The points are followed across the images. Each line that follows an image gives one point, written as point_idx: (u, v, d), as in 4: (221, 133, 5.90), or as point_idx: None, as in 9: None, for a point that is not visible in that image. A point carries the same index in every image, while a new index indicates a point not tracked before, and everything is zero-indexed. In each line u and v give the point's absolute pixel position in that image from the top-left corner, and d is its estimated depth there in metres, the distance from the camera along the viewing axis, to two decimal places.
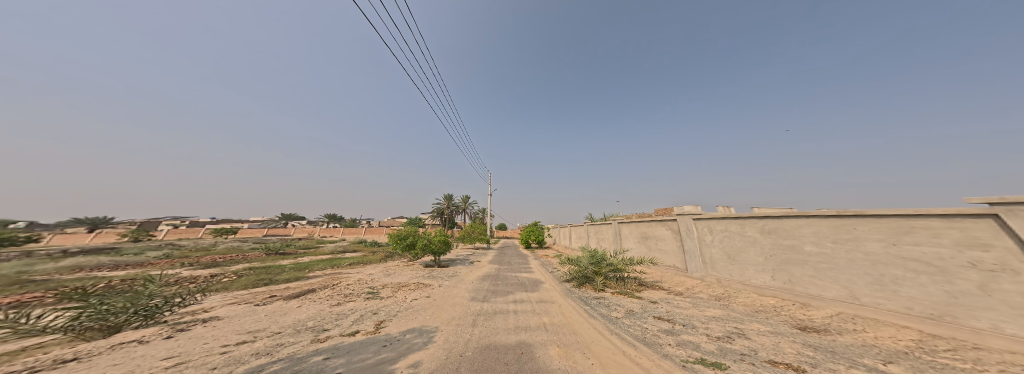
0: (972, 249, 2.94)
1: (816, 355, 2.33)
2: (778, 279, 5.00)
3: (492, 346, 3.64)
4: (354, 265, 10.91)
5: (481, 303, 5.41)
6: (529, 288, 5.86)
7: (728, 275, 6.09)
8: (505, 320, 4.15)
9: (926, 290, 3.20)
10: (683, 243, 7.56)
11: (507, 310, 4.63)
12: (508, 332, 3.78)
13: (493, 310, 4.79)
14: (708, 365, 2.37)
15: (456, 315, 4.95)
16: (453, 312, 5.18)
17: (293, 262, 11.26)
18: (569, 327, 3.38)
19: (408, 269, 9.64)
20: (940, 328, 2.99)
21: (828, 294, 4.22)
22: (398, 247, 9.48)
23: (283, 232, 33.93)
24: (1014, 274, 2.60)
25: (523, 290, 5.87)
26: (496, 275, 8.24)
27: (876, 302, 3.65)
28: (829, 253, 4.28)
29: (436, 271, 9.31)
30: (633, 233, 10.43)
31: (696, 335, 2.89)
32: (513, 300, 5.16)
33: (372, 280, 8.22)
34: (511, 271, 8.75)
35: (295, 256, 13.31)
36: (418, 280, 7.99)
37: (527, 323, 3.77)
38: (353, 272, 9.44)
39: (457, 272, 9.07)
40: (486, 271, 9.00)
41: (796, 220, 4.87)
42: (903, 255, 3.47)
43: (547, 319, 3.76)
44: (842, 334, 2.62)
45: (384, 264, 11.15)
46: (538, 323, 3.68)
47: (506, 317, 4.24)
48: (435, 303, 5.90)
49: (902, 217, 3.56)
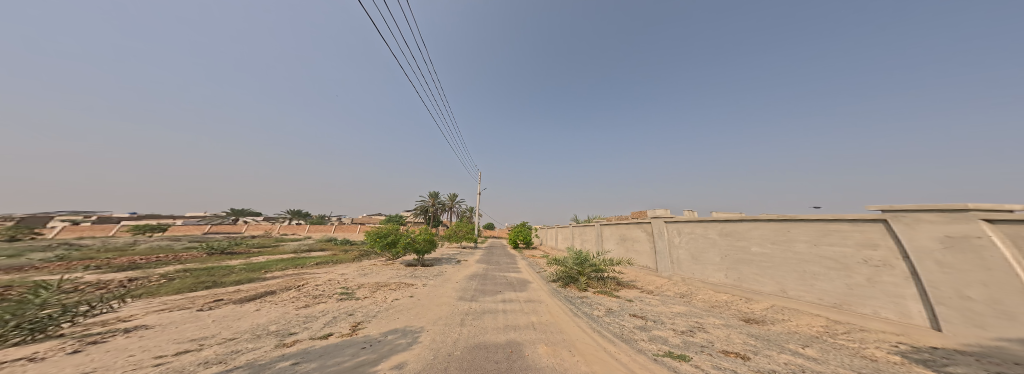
0: (865, 248, 3.88)
1: (757, 343, 2.85)
2: (731, 277, 5.89)
3: (482, 345, 3.75)
4: (322, 265, 10.00)
5: (469, 303, 5.45)
6: (517, 288, 6.04)
7: (691, 274, 6.95)
8: (495, 320, 4.27)
9: (834, 284, 4.13)
10: (656, 244, 8.38)
11: (495, 309, 4.77)
12: (497, 331, 3.91)
13: (483, 310, 4.86)
14: (676, 357, 2.76)
15: (442, 314, 4.98)
16: (439, 311, 5.17)
17: (243, 262, 9.92)
18: (556, 327, 3.60)
19: (387, 269, 9.17)
20: (841, 315, 3.94)
21: (766, 289, 5.13)
22: (378, 247, 8.84)
23: (230, 229, 29.64)
24: (891, 269, 3.59)
25: (511, 289, 6.02)
26: (484, 275, 8.26)
27: (800, 294, 4.56)
28: (768, 252, 5.16)
29: (419, 271, 9.02)
30: (614, 235, 11.25)
31: (664, 330, 3.30)
32: (503, 299, 5.28)
33: (346, 280, 7.68)
34: (500, 271, 8.82)
35: (246, 256, 11.71)
36: (399, 280, 7.69)
37: (517, 322, 3.95)
38: (320, 272, 8.64)
39: (441, 272, 8.89)
40: (473, 271, 8.93)
41: (746, 224, 5.72)
42: (821, 254, 4.38)
43: (536, 319, 3.94)
44: (775, 323, 3.25)
45: (358, 264, 10.47)
46: (526, 322, 3.86)
47: (495, 317, 4.35)
48: (420, 302, 5.78)
49: (823, 221, 4.44)
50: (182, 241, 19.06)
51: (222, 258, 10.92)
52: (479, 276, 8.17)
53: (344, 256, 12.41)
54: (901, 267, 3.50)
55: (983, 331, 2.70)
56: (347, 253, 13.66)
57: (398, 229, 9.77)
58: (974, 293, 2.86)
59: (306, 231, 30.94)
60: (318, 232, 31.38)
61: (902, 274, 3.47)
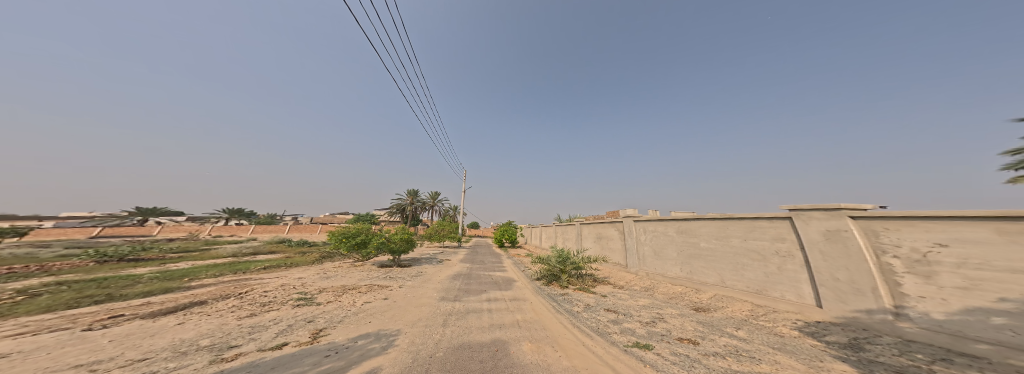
0: (778, 241, 5.04)
1: (703, 329, 3.47)
2: (684, 270, 6.87)
3: (466, 345, 3.80)
4: (269, 269, 8.68)
5: (453, 302, 5.45)
6: (503, 287, 6.19)
7: (653, 269, 7.91)
8: (479, 319, 4.38)
9: (757, 273, 5.25)
10: (626, 242, 9.34)
11: (480, 308, 4.93)
12: (482, 330, 4.00)
13: (470, 310, 4.93)
14: (642, 347, 3.24)
15: (422, 316, 4.87)
16: (420, 312, 5.04)
17: (155, 270, 8.04)
18: (539, 324, 3.79)
19: (356, 271, 8.49)
20: (762, 300, 5.07)
21: (710, 280, 6.18)
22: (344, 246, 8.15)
23: (135, 229, 23.80)
24: (792, 258, 4.76)
25: (497, 289, 6.16)
26: (468, 275, 8.23)
27: (733, 283, 5.65)
28: (712, 247, 6.19)
29: (395, 271, 8.53)
30: (592, 234, 12.14)
31: (633, 322, 3.74)
32: (489, 299, 5.38)
33: (304, 284, 6.83)
34: (485, 270, 8.87)
35: (161, 262, 9.54)
36: (370, 282, 7.12)
37: (503, 321, 4.13)
38: (269, 278, 7.49)
39: (420, 272, 8.55)
40: (454, 271, 8.76)
41: (696, 222, 6.73)
42: (748, 247, 5.48)
43: (519, 318, 4.13)
44: (716, 311, 3.99)
45: (320, 267, 9.43)
46: (512, 321, 4.03)
47: (479, 317, 4.46)
48: (399, 304, 5.54)
49: (751, 220, 5.55)
50: (60, 247, 14.69)
51: (125, 265, 8.72)
52: (461, 275, 8.07)
53: (301, 259, 11.01)
54: (799, 256, 4.69)
55: (844, 306, 3.99)
56: (305, 256, 12.16)
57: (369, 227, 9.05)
58: (840, 276, 4.09)
59: (250, 233, 26.61)
60: (269, 234, 27.27)
61: (799, 262, 4.66)
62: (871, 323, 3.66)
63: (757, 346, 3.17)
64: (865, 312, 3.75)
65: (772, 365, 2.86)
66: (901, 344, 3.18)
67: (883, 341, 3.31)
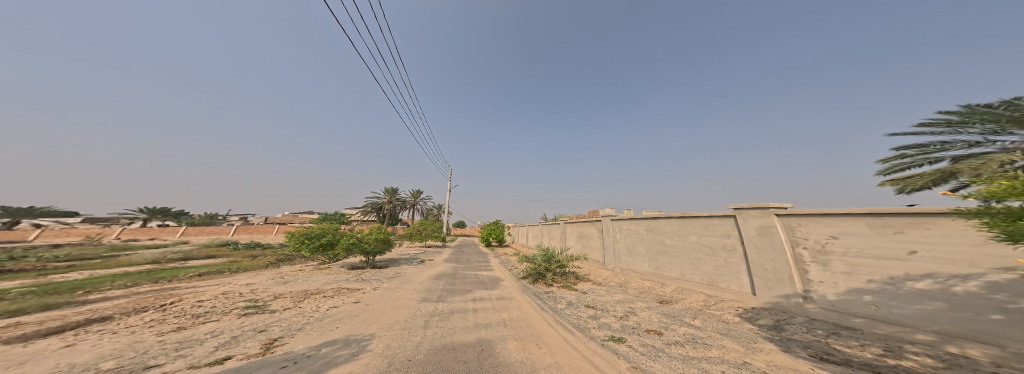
0: (725, 237, 5.97)
1: (666, 320, 4.16)
2: (651, 266, 7.64)
3: (450, 346, 3.77)
4: (206, 276, 7.43)
5: (436, 303, 5.44)
6: (493, 288, 6.26)
7: (626, 265, 8.62)
8: (463, 320, 4.51)
9: (709, 267, 6.11)
10: (604, 240, 10.06)
11: (464, 308, 5.09)
12: (466, 331, 4.03)
13: (457, 310, 5.02)
14: (616, 340, 3.59)
15: (400, 319, 4.70)
16: (398, 315, 4.85)
17: (33, 283, 6.30)
18: (525, 323, 4.05)
19: (321, 273, 7.83)
20: (713, 290, 5.93)
21: (672, 274, 6.95)
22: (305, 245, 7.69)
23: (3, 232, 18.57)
24: (735, 252, 5.71)
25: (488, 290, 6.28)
26: (453, 275, 8.09)
27: (691, 276, 6.47)
28: (675, 244, 6.97)
29: (368, 273, 7.99)
30: (574, 233, 12.76)
31: (609, 317, 4.16)
32: (479, 298, 5.48)
33: (254, 291, 5.98)
34: (472, 270, 8.80)
35: (46, 273, 7.56)
36: (338, 286, 6.51)
37: (488, 320, 4.37)
38: (204, 286, 6.39)
39: (400, 273, 8.17)
40: (437, 272, 8.50)
41: (662, 221, 7.52)
42: (703, 242, 6.35)
43: (505, 317, 4.39)
44: (677, 304, 4.64)
45: (277, 271, 8.46)
46: (499, 320, 4.30)
47: (463, 317, 4.66)
48: (376, 305, 5.27)
49: (705, 218, 6.44)
50: None
51: None
52: (447, 275, 7.89)
53: (252, 264, 9.68)
54: (739, 250, 5.67)
55: (770, 292, 5.03)
56: (257, 260, 10.70)
57: (336, 228, 8.66)
58: (769, 266, 5.11)
59: (179, 236, 22.49)
60: (207, 237, 23.37)
61: (739, 255, 5.63)
62: (788, 305, 4.72)
63: (710, 333, 3.89)
64: (784, 297, 4.82)
65: (719, 350, 3.54)
66: (807, 322, 4.25)
67: (796, 320, 4.38)
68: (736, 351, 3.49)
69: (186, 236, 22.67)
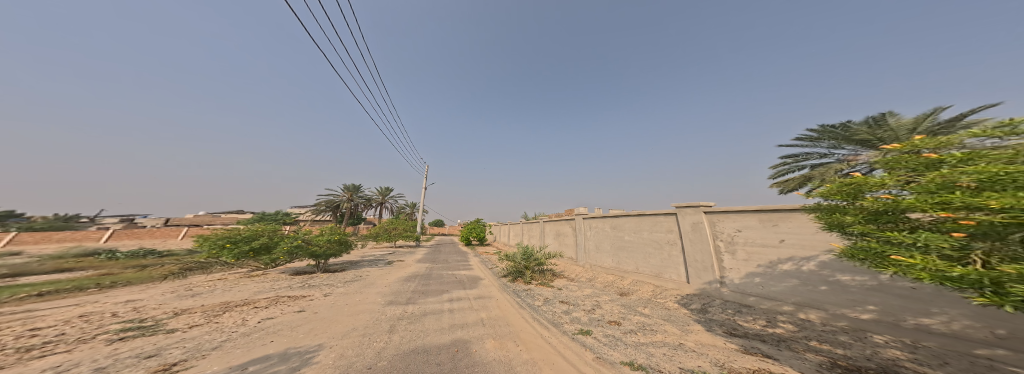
0: (666, 231, 7.09)
1: (624, 311, 4.95)
2: (614, 262, 8.57)
3: (420, 350, 3.59)
4: (64, 295, 5.56)
5: (406, 306, 5.31)
6: (478, 290, 6.45)
7: (595, 261, 9.46)
8: (436, 323, 4.55)
9: (657, 260, 7.14)
10: (578, 237, 10.70)
11: (440, 309, 5.18)
12: (441, 335, 4.01)
13: (438, 311, 5.09)
14: (585, 333, 4.07)
15: (363, 324, 4.40)
16: (358, 320, 4.51)
17: None
18: (504, 321, 4.46)
19: (259, 281, 6.80)
20: (659, 280, 6.95)
21: (629, 268, 7.94)
22: (240, 241, 7.21)
23: None
24: (673, 244, 6.83)
25: (470, 292, 6.39)
26: (430, 276, 7.91)
27: (643, 269, 7.50)
28: (631, 240, 8.00)
29: (317, 280, 7.17)
30: (551, 231, 13.45)
31: (579, 311, 4.86)
32: (461, 299, 5.77)
33: (145, 308, 4.65)
34: (454, 270, 8.91)
35: None
36: (274, 294, 5.57)
37: (463, 321, 4.62)
38: (49, 309, 4.65)
39: (366, 278, 7.52)
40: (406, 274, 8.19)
41: (622, 219, 8.54)
42: (651, 237, 7.42)
43: (484, 315, 4.81)
44: (630, 297, 5.47)
45: (183, 283, 6.75)
46: (478, 320, 4.62)
47: (438, 319, 4.70)
48: (333, 311, 4.80)
49: (653, 216, 7.53)
50: None
51: None
52: (424, 278, 7.63)
53: (135, 276, 7.39)
54: (678, 242, 6.75)
55: (698, 279, 6.15)
56: (148, 270, 8.26)
57: (279, 227, 8.22)
58: (699, 257, 6.21)
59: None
60: (56, 245, 17.35)
61: (678, 247, 6.73)
62: (711, 290, 5.88)
63: (655, 320, 4.71)
64: (708, 283, 5.97)
65: (663, 334, 4.23)
66: (722, 304, 5.44)
67: (716, 303, 5.51)
68: (674, 334, 4.24)
69: (16, 246, 16.30)
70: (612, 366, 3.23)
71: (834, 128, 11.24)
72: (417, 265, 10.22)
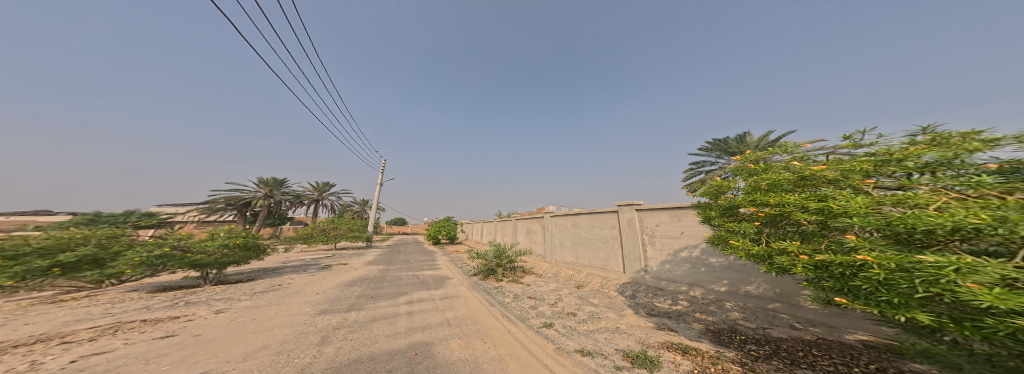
0: (609, 227, 8.14)
1: (578, 304, 5.52)
2: (572, 257, 9.42)
3: (364, 359, 3.06)
4: None
5: (348, 313, 4.63)
6: (450, 289, 6.45)
7: (558, 257, 10.18)
8: (388, 327, 4.10)
9: (603, 254, 8.16)
10: (546, 234, 11.16)
11: (397, 313, 4.77)
12: (397, 341, 3.58)
13: (400, 313, 4.76)
14: (548, 325, 4.36)
15: (287, 337, 3.54)
16: (277, 335, 3.61)
17: None
18: (471, 320, 4.43)
19: (112, 303, 4.88)
20: (605, 271, 7.99)
21: (583, 261, 8.87)
22: (33, 255, 4.76)
23: None
24: (614, 238, 7.93)
25: (434, 292, 6.21)
26: (383, 283, 7.08)
27: (593, 262, 8.48)
28: (585, 236, 8.94)
29: (204, 295, 5.41)
30: (522, 230, 13.75)
31: (542, 305, 5.25)
32: (416, 303, 5.37)
33: None
34: (419, 273, 8.59)
35: None
36: (119, 320, 3.87)
37: (424, 323, 4.34)
38: None
39: (285, 289, 6.02)
40: (343, 282, 7.06)
41: (577, 217, 9.45)
42: (599, 233, 8.42)
43: (450, 316, 4.69)
44: (580, 293, 6.16)
45: None
46: (442, 320, 4.47)
47: (393, 323, 4.28)
48: (229, 330, 3.62)
49: (601, 214, 8.54)
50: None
51: None
52: (383, 284, 6.93)
53: None
54: (617, 235, 7.84)
55: (631, 268, 7.28)
56: None
57: (124, 233, 5.85)
58: (632, 249, 7.31)
59: None
60: None
61: (617, 240, 7.82)
62: (638, 277, 7.05)
63: (600, 308, 5.38)
64: (636, 271, 7.14)
65: (607, 320, 4.88)
66: (644, 288, 6.64)
67: (642, 289, 6.67)
68: (612, 319, 4.91)
69: None
70: (567, 354, 3.45)
71: (721, 141, 14.94)
72: (372, 270, 9.04)
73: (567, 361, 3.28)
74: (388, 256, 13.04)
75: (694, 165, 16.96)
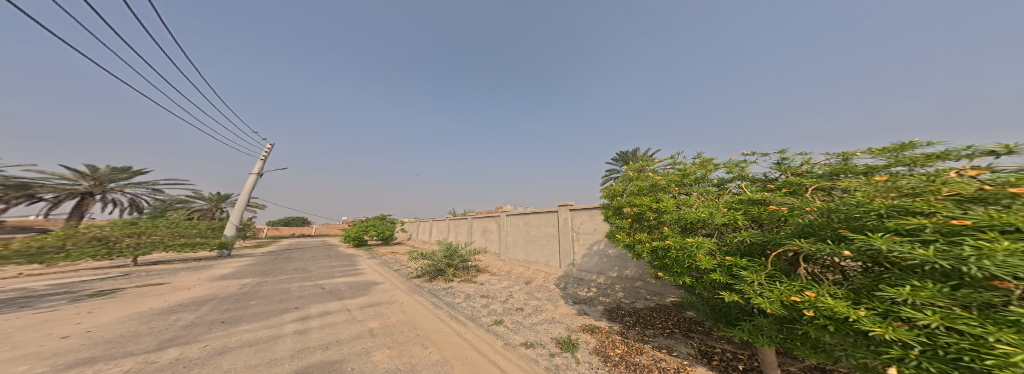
0: (550, 224, 8.93)
1: (526, 300, 5.82)
2: (523, 255, 9.79)
3: None
4: None
5: (191, 346, 3.09)
6: (381, 295, 5.45)
7: (512, 255, 10.36)
8: (268, 352, 2.99)
9: (547, 250, 8.88)
10: (501, 232, 11.20)
11: (292, 332, 3.56)
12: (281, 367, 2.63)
13: (287, 333, 3.56)
14: (498, 323, 4.36)
15: None
16: None
17: None
18: (409, 326, 3.87)
19: None
20: (547, 266, 8.72)
21: (531, 258, 9.42)
22: None
23: None
24: (553, 235, 8.75)
25: (359, 299, 5.14)
26: (254, 301, 5.08)
27: (539, 258, 9.12)
28: (534, 233, 9.46)
29: None
30: (477, 228, 13.21)
31: (494, 304, 5.31)
32: (306, 320, 4.04)
33: None
34: (327, 281, 6.81)
35: None
36: None
37: (333, 338, 3.39)
38: None
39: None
40: (172, 308, 4.58)
41: (526, 217, 9.96)
42: (543, 231, 9.12)
43: (374, 325, 3.85)
44: (523, 291, 6.50)
45: None
46: (367, 331, 3.67)
47: (284, 344, 3.18)
48: None
49: (545, 214, 9.25)
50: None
51: None
52: (264, 301, 5.09)
53: None
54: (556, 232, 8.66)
55: (566, 260, 8.19)
56: None
57: None
58: (567, 244, 8.20)
59: None
60: None
61: (555, 237, 8.66)
62: (569, 271, 8.01)
63: (541, 302, 5.83)
64: (569, 264, 8.07)
65: (546, 311, 5.31)
66: (571, 280, 7.61)
67: (569, 279, 7.63)
68: (550, 310, 5.33)
69: None
70: (513, 349, 3.46)
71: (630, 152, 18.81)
72: (240, 286, 6.36)
73: (512, 355, 3.29)
74: (272, 266, 9.56)
75: (614, 172, 20.64)
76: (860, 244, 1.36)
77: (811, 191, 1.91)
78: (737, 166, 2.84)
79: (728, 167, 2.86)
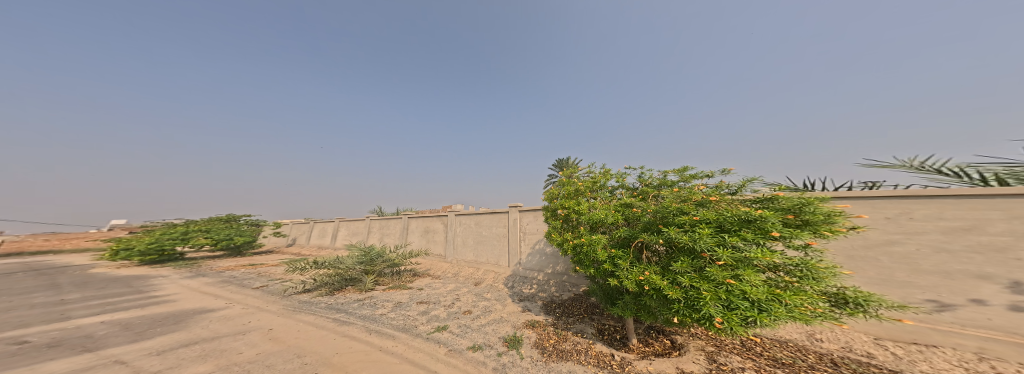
0: (500, 225, 9.14)
1: (473, 302, 5.80)
2: (473, 256, 9.66)
3: None
4: None
5: None
6: (215, 328, 4.16)
7: (461, 257, 10.05)
8: None
9: (496, 250, 9.02)
10: (448, 233, 10.73)
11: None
12: None
13: None
14: (440, 328, 4.24)
15: None
16: None
17: None
18: (307, 350, 3.30)
19: None
20: (496, 266, 8.87)
21: (481, 259, 9.38)
22: None
23: None
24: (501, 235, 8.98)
25: (167, 339, 3.68)
26: None
27: (489, 259, 9.18)
28: (485, 234, 9.51)
29: None
30: (418, 228, 12.16)
31: (437, 309, 5.14)
32: None
33: None
34: (111, 320, 4.61)
35: None
36: None
37: None
38: None
39: None
40: None
41: (478, 217, 9.90)
42: (494, 231, 9.24)
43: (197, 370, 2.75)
44: (471, 293, 6.47)
45: None
46: (245, 362, 2.92)
47: None
48: None
49: (496, 214, 9.40)
50: None
51: None
52: None
53: None
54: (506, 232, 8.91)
55: (513, 259, 8.50)
56: None
57: None
58: (515, 244, 8.53)
59: None
60: None
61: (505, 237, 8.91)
62: (517, 270, 8.31)
63: (491, 302, 5.93)
64: (517, 263, 8.38)
65: (494, 310, 5.43)
66: (518, 278, 7.95)
67: (516, 278, 7.92)
68: (499, 310, 5.42)
69: None
70: (459, 354, 3.42)
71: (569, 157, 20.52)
72: None
73: (457, 361, 3.24)
74: None
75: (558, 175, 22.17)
76: (665, 234, 2.13)
77: (651, 196, 2.76)
78: (617, 176, 3.60)
79: (616, 177, 3.52)
